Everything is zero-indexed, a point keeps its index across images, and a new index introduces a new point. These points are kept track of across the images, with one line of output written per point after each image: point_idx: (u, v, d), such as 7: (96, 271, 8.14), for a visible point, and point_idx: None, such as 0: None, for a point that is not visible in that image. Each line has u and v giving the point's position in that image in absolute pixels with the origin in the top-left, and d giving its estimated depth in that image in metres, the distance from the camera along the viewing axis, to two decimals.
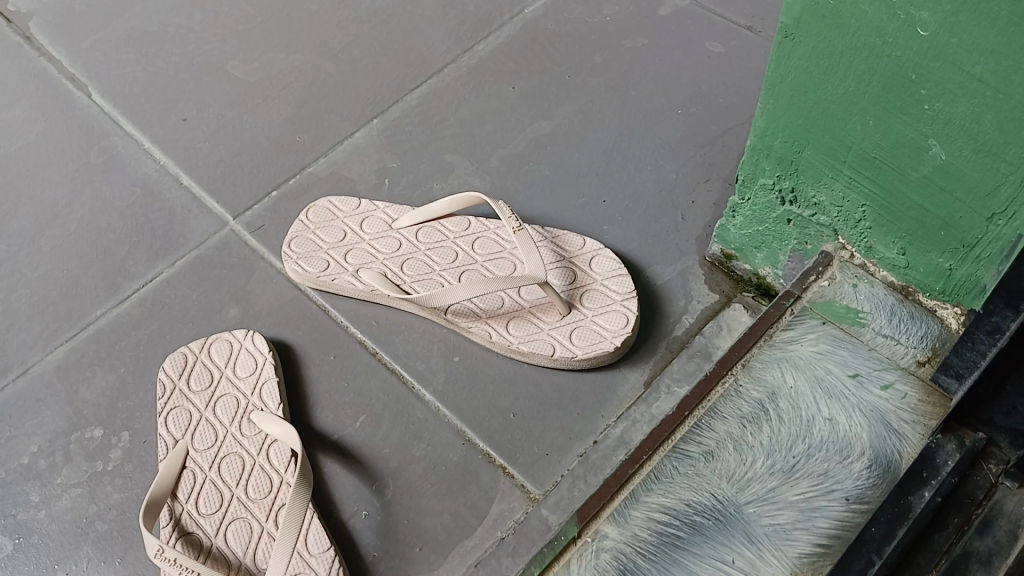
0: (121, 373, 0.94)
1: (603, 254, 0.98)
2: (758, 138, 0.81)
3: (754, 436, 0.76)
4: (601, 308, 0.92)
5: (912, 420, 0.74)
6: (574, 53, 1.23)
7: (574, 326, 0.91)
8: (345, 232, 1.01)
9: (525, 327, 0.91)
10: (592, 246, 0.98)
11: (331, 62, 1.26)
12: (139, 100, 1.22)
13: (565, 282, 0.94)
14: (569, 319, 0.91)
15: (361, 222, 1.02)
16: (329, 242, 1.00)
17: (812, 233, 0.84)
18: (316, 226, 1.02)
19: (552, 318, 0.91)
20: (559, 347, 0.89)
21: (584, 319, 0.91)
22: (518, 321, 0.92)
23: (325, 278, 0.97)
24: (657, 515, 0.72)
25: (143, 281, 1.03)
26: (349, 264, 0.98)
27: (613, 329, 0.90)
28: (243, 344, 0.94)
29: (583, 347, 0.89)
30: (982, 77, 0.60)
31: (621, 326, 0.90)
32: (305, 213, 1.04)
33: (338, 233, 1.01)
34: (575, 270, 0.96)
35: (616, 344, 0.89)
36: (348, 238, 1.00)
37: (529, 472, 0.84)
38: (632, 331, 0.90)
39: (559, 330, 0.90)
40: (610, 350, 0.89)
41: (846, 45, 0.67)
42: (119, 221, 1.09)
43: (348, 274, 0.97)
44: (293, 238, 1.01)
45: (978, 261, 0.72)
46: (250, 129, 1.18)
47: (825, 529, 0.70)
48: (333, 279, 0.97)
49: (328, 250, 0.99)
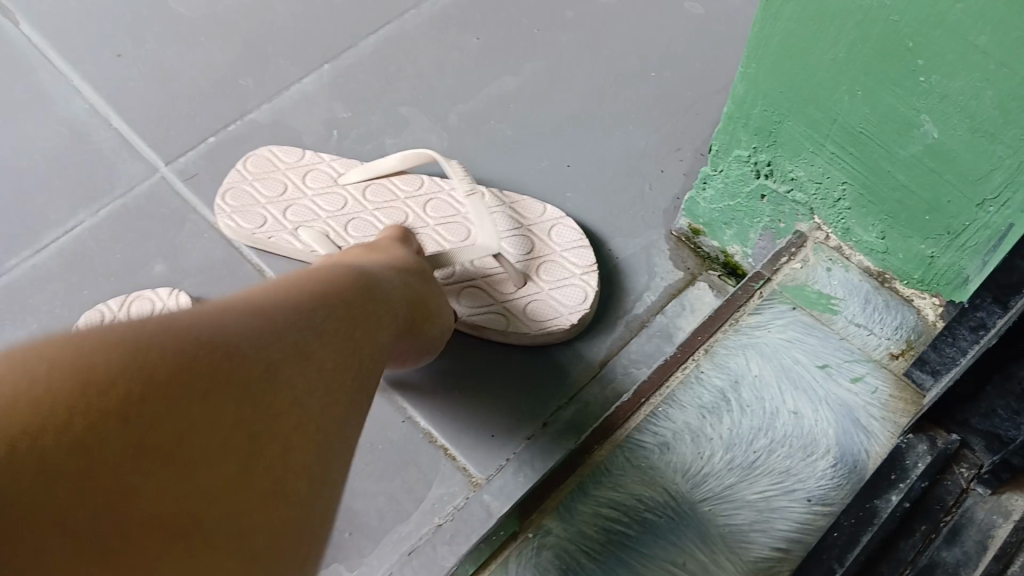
0: (34, 331, 0.87)
1: (564, 222, 0.91)
2: (734, 106, 0.74)
3: (712, 429, 0.70)
4: (557, 282, 0.86)
5: (881, 417, 0.69)
6: (544, 6, 1.15)
7: (531, 301, 0.85)
8: (287, 186, 0.93)
9: (476, 299, 0.85)
10: (552, 214, 0.92)
11: (282, 0, 1.16)
12: (70, 31, 1.12)
13: (520, 252, 0.88)
14: (522, 293, 0.85)
15: (304, 176, 0.94)
16: (268, 196, 0.92)
17: (786, 210, 0.77)
18: (254, 178, 0.94)
19: (505, 291, 0.85)
20: (511, 322, 0.83)
21: (542, 292, 0.85)
22: (469, 292, 0.85)
23: (260, 234, 0.89)
24: (605, 511, 0.66)
25: (63, 230, 0.95)
26: (287, 221, 0.90)
27: (570, 304, 0.84)
28: (166, 303, 0.86)
29: (536, 323, 0.83)
30: (986, 48, 0.54)
31: (578, 302, 0.85)
32: (242, 163, 0.96)
33: (278, 186, 0.93)
34: (532, 239, 0.90)
35: (571, 322, 0.83)
36: (290, 194, 0.93)
37: (472, 454, 0.78)
38: (589, 307, 0.85)
39: (512, 303, 0.84)
40: (565, 327, 0.83)
41: (840, 7, 0.60)
42: (41, 164, 1.00)
43: (287, 232, 0.89)
44: (228, 190, 0.93)
45: (962, 250, 0.66)
46: (189, 69, 1.08)
47: (783, 531, 0.65)
48: (270, 237, 0.89)
49: (267, 205, 0.92)
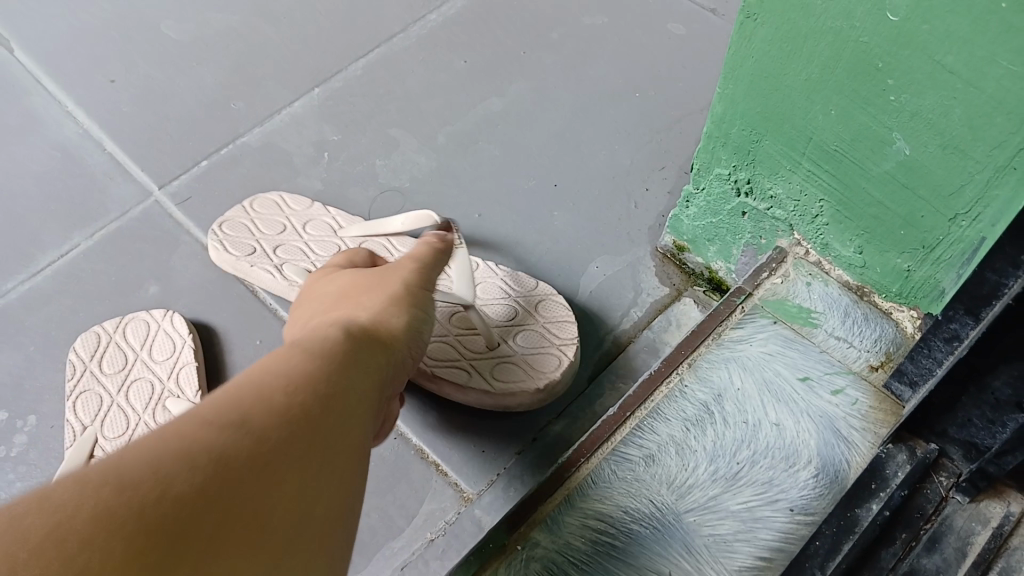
0: (28, 352, 0.88)
1: (555, 298, 0.89)
2: (714, 125, 0.76)
3: (697, 441, 0.71)
4: (535, 349, 0.82)
5: (862, 428, 0.70)
6: (530, 28, 1.18)
7: (500, 363, 0.81)
8: (285, 227, 0.93)
9: (442, 354, 0.81)
10: (545, 289, 0.89)
11: (272, 25, 1.18)
12: (64, 57, 1.14)
13: (502, 319, 0.85)
14: (493, 355, 0.81)
15: (306, 223, 0.94)
16: (265, 232, 0.92)
17: (766, 227, 0.80)
18: (257, 215, 0.94)
19: (475, 347, 0.82)
20: (473, 380, 0.79)
21: (516, 356, 0.81)
22: (435, 347, 0.81)
23: (244, 262, 0.88)
24: (592, 522, 0.67)
25: (57, 253, 0.96)
26: (275, 255, 0.89)
27: (542, 370, 0.80)
28: (161, 325, 0.88)
29: (501, 384, 0.79)
30: (953, 68, 0.56)
31: (551, 369, 0.81)
32: (249, 201, 0.96)
33: (277, 226, 0.93)
34: (519, 309, 0.86)
35: (539, 387, 0.79)
36: (285, 234, 0.92)
37: (463, 470, 0.80)
38: (562, 375, 0.80)
39: (480, 363, 0.81)
40: (531, 392, 0.79)
41: (812, 28, 0.62)
42: (35, 188, 1.02)
43: (270, 265, 0.88)
44: (228, 221, 0.94)
45: (937, 263, 0.68)
46: (181, 93, 1.10)
47: (767, 541, 0.66)
48: (251, 265, 0.88)
49: (260, 239, 0.91)
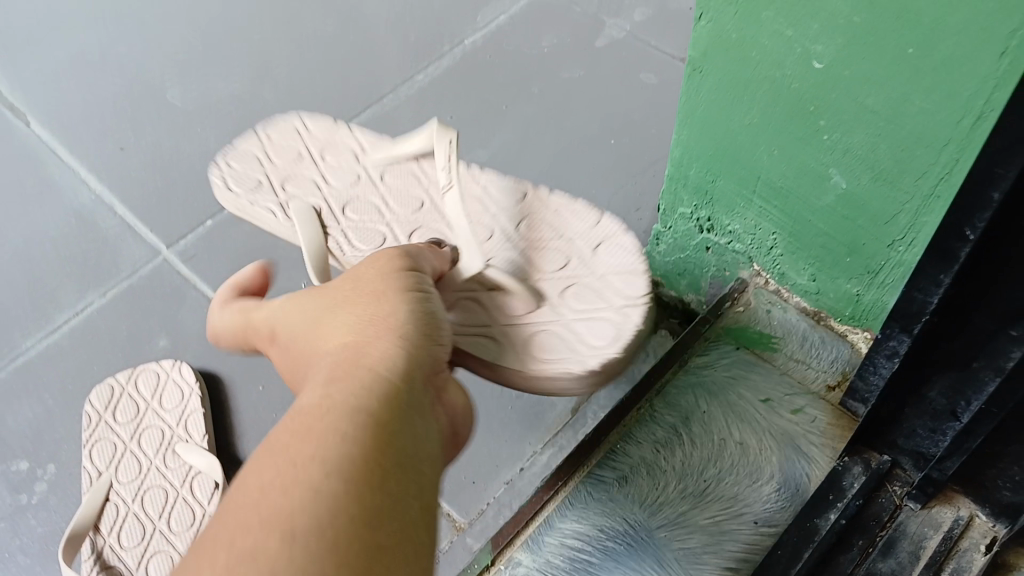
0: (48, 405, 0.95)
1: (621, 240, 0.81)
2: (674, 168, 0.82)
3: (666, 462, 0.76)
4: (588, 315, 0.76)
5: (820, 444, 0.75)
6: (512, 82, 1.25)
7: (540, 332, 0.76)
8: (301, 155, 0.93)
9: (471, 318, 0.76)
10: (605, 228, 0.82)
11: (270, 91, 1.26)
12: (77, 128, 1.23)
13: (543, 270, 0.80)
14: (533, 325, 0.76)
15: (323, 149, 0.93)
16: (278, 163, 0.92)
17: (728, 260, 0.85)
18: (272, 146, 0.94)
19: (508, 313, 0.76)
20: (506, 354, 0.73)
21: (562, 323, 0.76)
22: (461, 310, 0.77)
23: (246, 203, 0.88)
24: (569, 541, 0.72)
25: (72, 311, 1.03)
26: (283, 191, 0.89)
27: (596, 342, 0.73)
28: (170, 374, 0.95)
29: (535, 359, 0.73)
30: (874, 107, 0.62)
31: (606, 342, 0.73)
32: (266, 128, 0.96)
33: (292, 155, 0.93)
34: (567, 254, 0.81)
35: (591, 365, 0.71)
36: (301, 164, 0.92)
37: (455, 500, 0.85)
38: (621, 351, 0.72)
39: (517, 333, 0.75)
40: (576, 372, 0.71)
41: (751, 77, 0.68)
42: (51, 252, 1.09)
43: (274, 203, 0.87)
44: (238, 153, 0.93)
45: (882, 286, 0.73)
46: (185, 157, 1.18)
47: (733, 552, 0.70)
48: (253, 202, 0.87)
49: (268, 172, 0.91)
